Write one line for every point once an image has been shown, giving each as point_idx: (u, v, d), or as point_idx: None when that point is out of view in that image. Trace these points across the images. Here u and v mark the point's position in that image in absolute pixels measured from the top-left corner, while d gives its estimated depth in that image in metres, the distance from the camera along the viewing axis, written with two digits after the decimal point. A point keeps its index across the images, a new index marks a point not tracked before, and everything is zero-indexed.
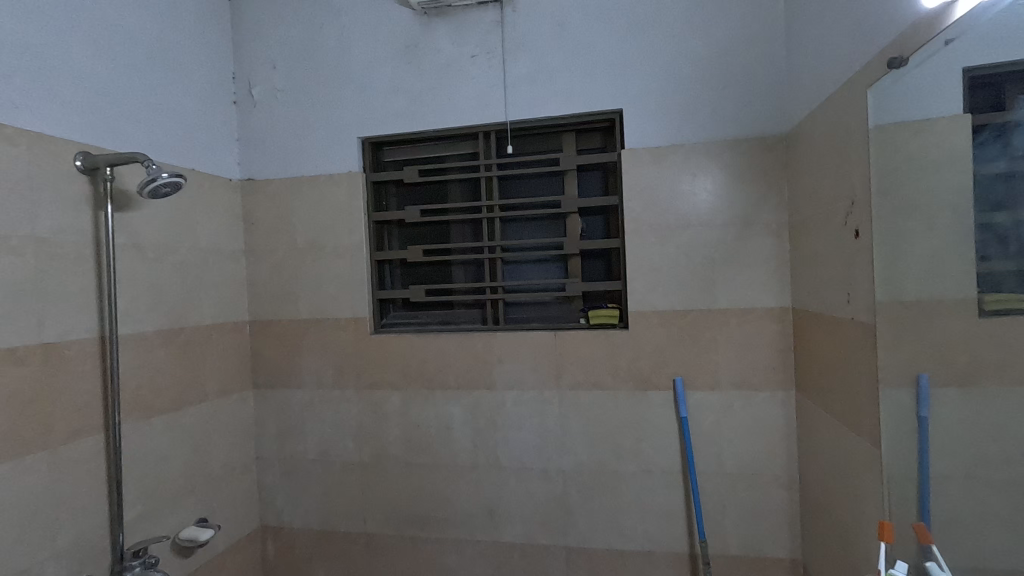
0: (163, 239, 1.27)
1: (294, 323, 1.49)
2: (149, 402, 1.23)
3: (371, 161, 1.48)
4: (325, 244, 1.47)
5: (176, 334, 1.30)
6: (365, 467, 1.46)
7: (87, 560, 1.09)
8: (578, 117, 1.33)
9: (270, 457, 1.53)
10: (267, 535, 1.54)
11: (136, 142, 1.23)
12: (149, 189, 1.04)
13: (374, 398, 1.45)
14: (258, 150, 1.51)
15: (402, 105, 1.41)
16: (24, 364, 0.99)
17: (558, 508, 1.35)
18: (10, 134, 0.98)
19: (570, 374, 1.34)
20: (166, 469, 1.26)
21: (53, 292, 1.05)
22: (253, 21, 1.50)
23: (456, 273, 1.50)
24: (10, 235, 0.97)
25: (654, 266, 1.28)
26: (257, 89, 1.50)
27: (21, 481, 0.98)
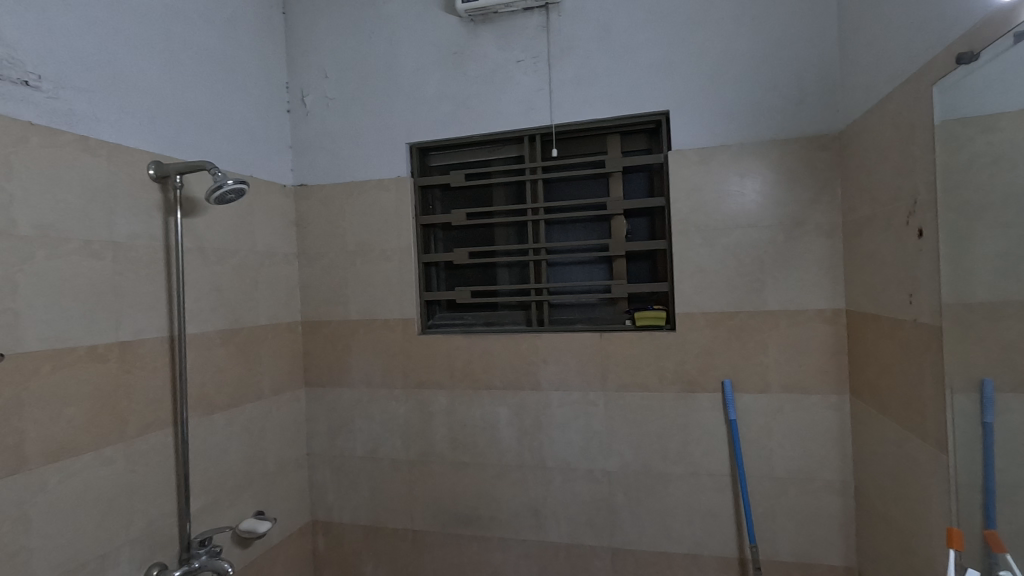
0: (224, 243, 1.33)
1: (344, 324, 1.54)
2: (211, 398, 1.29)
3: (418, 165, 1.51)
4: (374, 247, 1.51)
5: (235, 333, 1.36)
6: (412, 465, 1.49)
7: (158, 547, 1.15)
8: (623, 119, 1.34)
9: (321, 453, 1.58)
10: (318, 529, 1.59)
11: (200, 152, 1.29)
12: (216, 196, 1.10)
13: (421, 397, 1.48)
14: (310, 157, 1.57)
15: (449, 110, 1.44)
16: (103, 361, 1.06)
17: (604, 509, 1.36)
18: (92, 145, 1.05)
19: (616, 376, 1.34)
20: (227, 463, 1.32)
21: (128, 294, 1.11)
22: (305, 33, 1.56)
23: (500, 275, 1.52)
24: (92, 241, 1.04)
25: (701, 267, 1.28)
26: (309, 98, 1.56)
27: (101, 471, 1.04)
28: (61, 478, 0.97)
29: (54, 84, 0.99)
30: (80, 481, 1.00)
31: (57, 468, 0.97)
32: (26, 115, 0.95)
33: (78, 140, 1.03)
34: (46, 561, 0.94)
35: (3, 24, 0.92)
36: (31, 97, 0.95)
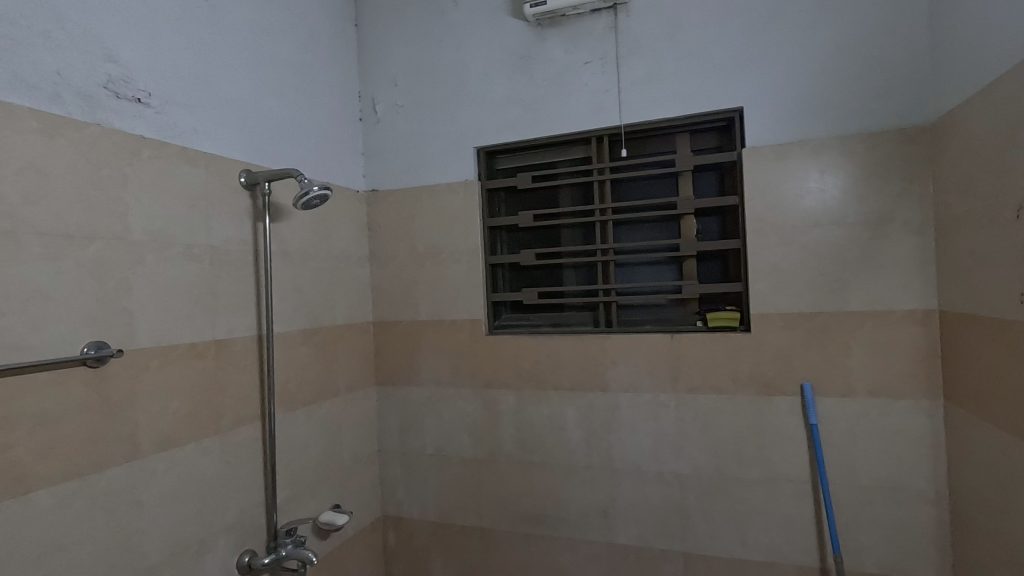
0: (305, 246, 1.40)
1: (414, 324, 1.58)
2: (294, 395, 1.35)
3: (485, 168, 1.54)
4: (443, 249, 1.54)
5: (315, 332, 1.42)
6: (480, 463, 1.52)
7: (249, 535, 1.21)
8: (694, 118, 1.32)
9: (391, 450, 1.62)
10: (388, 524, 1.63)
11: (284, 160, 1.36)
12: (302, 201, 1.15)
13: (489, 396, 1.50)
14: (381, 163, 1.62)
15: (517, 113, 1.46)
16: (202, 358, 1.13)
17: (675, 513, 1.34)
18: (193, 156, 1.13)
19: (687, 377, 1.32)
20: (308, 456, 1.38)
21: (224, 295, 1.19)
22: (376, 44, 1.62)
23: (567, 276, 1.52)
24: (192, 245, 1.12)
25: (778, 267, 1.24)
26: (381, 106, 1.61)
27: (200, 460, 1.12)
28: (167, 466, 1.05)
29: (161, 100, 1.08)
30: (182, 470, 1.08)
31: (164, 457, 1.05)
32: (138, 129, 1.03)
33: (181, 152, 1.11)
34: (156, 542, 1.02)
35: (119, 46, 1.00)
36: (142, 113, 1.04)
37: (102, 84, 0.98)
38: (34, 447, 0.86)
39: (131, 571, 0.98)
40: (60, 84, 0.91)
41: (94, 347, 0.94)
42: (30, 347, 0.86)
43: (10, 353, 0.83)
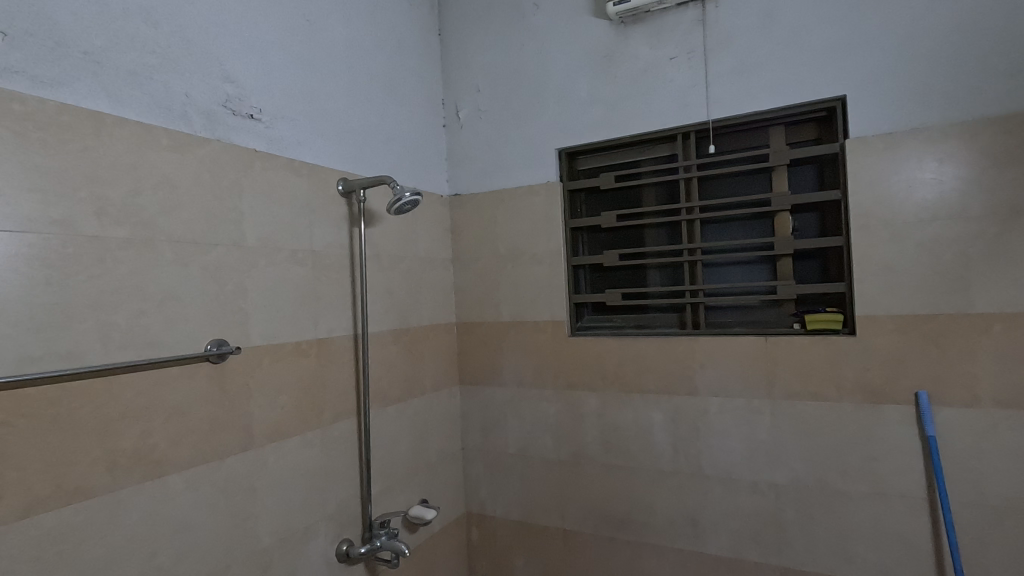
0: (395, 250, 1.46)
1: (497, 325, 1.61)
2: (386, 392, 1.41)
3: (567, 170, 1.54)
4: (525, 251, 1.56)
5: (404, 332, 1.48)
6: (563, 465, 1.51)
7: (347, 525, 1.28)
8: (790, 109, 1.26)
9: (475, 449, 1.66)
10: (472, 521, 1.67)
11: (376, 168, 1.43)
12: (396, 208, 1.21)
13: (572, 398, 1.50)
14: (464, 167, 1.66)
15: (599, 113, 1.46)
16: (306, 356, 1.21)
17: (771, 524, 1.27)
18: (297, 166, 1.21)
19: (784, 383, 1.26)
20: (398, 452, 1.44)
21: (324, 297, 1.26)
22: (460, 51, 1.66)
23: (651, 277, 1.49)
24: (297, 250, 1.20)
25: (888, 265, 1.15)
26: (464, 112, 1.66)
27: (304, 452, 1.19)
28: (277, 456, 1.13)
29: (270, 115, 1.16)
30: (289, 460, 1.15)
31: (273, 448, 1.12)
32: (252, 144, 1.12)
33: (288, 163, 1.19)
34: (268, 527, 1.10)
35: (236, 68, 1.09)
36: (254, 128, 1.12)
37: (222, 103, 1.07)
38: (167, 434, 0.95)
39: (246, 553, 1.05)
40: (187, 104, 1.01)
41: (217, 344, 1.02)
42: (165, 343, 0.95)
43: (149, 349, 0.93)
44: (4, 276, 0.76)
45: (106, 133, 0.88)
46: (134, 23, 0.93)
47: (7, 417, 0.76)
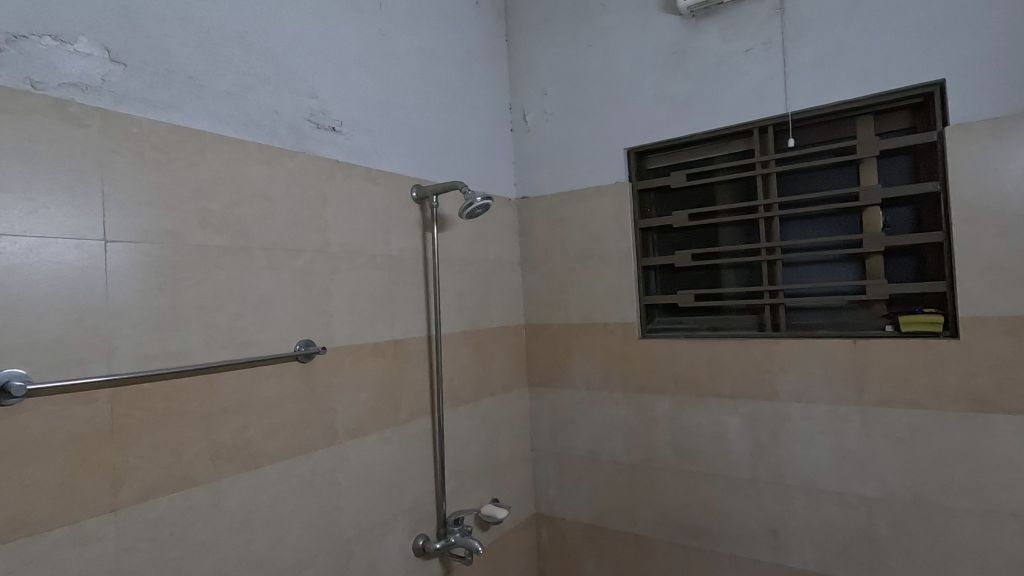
0: (465, 254, 1.49)
1: (565, 327, 1.61)
2: (458, 392, 1.44)
3: (636, 170, 1.52)
4: (593, 252, 1.55)
5: (474, 334, 1.51)
6: (634, 469, 1.49)
7: (422, 521, 1.32)
8: (880, 97, 1.18)
9: (544, 450, 1.66)
10: (541, 522, 1.67)
11: (447, 173, 1.47)
12: (467, 211, 1.23)
13: (643, 401, 1.47)
14: (531, 170, 1.67)
15: (669, 111, 1.43)
16: (383, 356, 1.26)
17: (862, 540, 1.20)
18: (374, 174, 1.26)
19: (875, 388, 1.18)
20: (469, 451, 1.47)
21: (400, 299, 1.31)
22: (526, 56, 1.68)
23: (726, 278, 1.44)
24: (374, 255, 1.25)
25: (996, 262, 1.06)
26: (531, 115, 1.67)
27: (383, 448, 1.24)
28: (358, 452, 1.18)
29: (350, 127, 1.22)
30: (369, 456, 1.21)
31: (355, 444, 1.18)
32: (334, 155, 1.18)
33: (366, 172, 1.24)
34: (350, 519, 1.15)
35: (320, 84, 1.16)
36: (336, 140, 1.19)
37: (307, 118, 1.13)
38: (262, 428, 1.02)
39: (331, 542, 1.11)
40: (276, 120, 1.08)
41: (304, 344, 1.09)
42: (259, 344, 1.02)
43: (246, 349, 1.00)
44: (125, 283, 0.85)
45: (207, 150, 0.96)
46: (231, 48, 1.01)
47: (127, 410, 0.84)
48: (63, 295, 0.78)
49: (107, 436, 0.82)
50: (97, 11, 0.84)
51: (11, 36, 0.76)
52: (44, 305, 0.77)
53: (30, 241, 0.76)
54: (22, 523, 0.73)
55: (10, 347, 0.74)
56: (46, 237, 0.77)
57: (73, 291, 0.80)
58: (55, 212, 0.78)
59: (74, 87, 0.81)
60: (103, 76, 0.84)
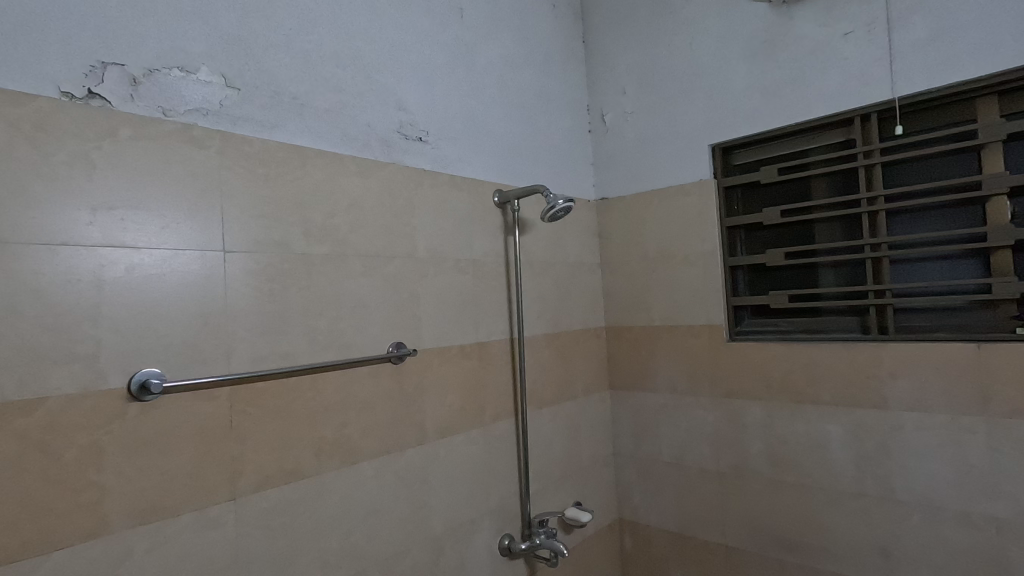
0: (545, 257, 1.50)
1: (647, 329, 1.57)
2: (540, 394, 1.45)
3: (722, 166, 1.46)
4: (677, 252, 1.51)
5: (555, 336, 1.51)
6: (723, 477, 1.43)
7: (507, 521, 1.34)
8: (1008, 74, 1.07)
9: (626, 455, 1.63)
10: (624, 528, 1.64)
11: (527, 177, 1.48)
12: (549, 215, 1.24)
13: (733, 407, 1.41)
14: (610, 171, 1.66)
15: (759, 103, 1.36)
16: (469, 358, 1.29)
17: (990, 565, 1.08)
18: (458, 181, 1.30)
19: (1004, 398, 1.06)
20: (552, 453, 1.47)
21: (484, 302, 1.34)
22: (604, 55, 1.66)
23: (824, 277, 1.35)
24: (459, 259, 1.28)
25: None
26: (609, 115, 1.65)
27: (469, 448, 1.27)
28: (446, 451, 1.22)
29: (436, 136, 1.26)
30: (457, 455, 1.24)
31: (444, 443, 1.22)
32: (421, 164, 1.23)
33: (450, 179, 1.28)
34: (440, 516, 1.19)
35: (408, 96, 1.21)
36: (423, 149, 1.23)
37: (396, 129, 1.19)
38: (359, 426, 1.07)
39: (423, 538, 1.15)
40: (369, 133, 1.13)
41: (396, 346, 1.14)
42: (356, 345, 1.08)
43: (345, 350, 1.06)
44: (241, 290, 0.93)
45: (309, 164, 1.03)
46: (329, 68, 1.08)
47: (243, 406, 0.92)
48: (190, 301, 0.87)
49: (228, 430, 0.90)
50: (216, 42, 0.93)
51: (146, 70, 0.85)
52: (175, 311, 0.85)
53: (163, 253, 0.84)
54: (159, 508, 0.82)
55: (148, 348, 0.82)
56: (177, 249, 0.86)
57: (199, 298, 0.88)
58: (183, 226, 0.87)
59: (197, 112, 0.90)
60: (221, 101, 0.93)
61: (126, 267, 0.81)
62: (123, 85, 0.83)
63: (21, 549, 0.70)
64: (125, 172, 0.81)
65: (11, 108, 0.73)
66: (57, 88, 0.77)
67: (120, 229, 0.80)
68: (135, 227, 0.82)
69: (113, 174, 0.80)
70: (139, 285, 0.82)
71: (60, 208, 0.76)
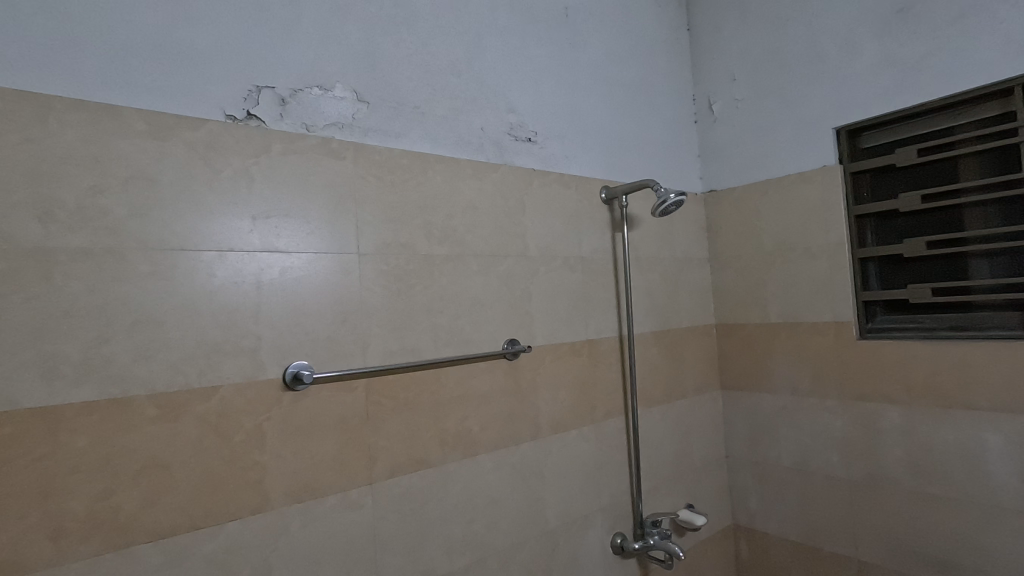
0: (653, 253, 1.47)
1: (764, 326, 1.50)
2: (650, 393, 1.43)
3: (849, 151, 1.35)
4: (796, 244, 1.42)
5: (664, 334, 1.48)
6: (854, 486, 1.33)
7: (619, 520, 1.33)
8: None
9: (741, 458, 1.56)
10: (740, 534, 1.58)
11: (634, 172, 1.46)
12: (660, 209, 1.21)
13: (865, 410, 1.31)
14: (720, 162, 1.59)
15: (893, 80, 1.25)
16: (579, 355, 1.29)
17: None
18: (566, 179, 1.31)
19: None
20: (662, 452, 1.44)
21: (593, 300, 1.34)
22: (711, 42, 1.60)
23: (975, 268, 1.21)
24: (569, 257, 1.29)
25: None
26: (718, 104, 1.59)
27: (582, 445, 1.28)
28: (560, 446, 1.23)
29: (544, 136, 1.28)
30: (569, 451, 1.25)
31: (557, 439, 1.23)
32: (531, 164, 1.25)
33: (559, 178, 1.30)
34: (554, 510, 1.21)
35: (517, 99, 1.24)
36: (532, 149, 1.25)
37: (508, 131, 1.22)
38: (479, 420, 1.11)
39: (539, 531, 1.17)
40: (483, 137, 1.17)
41: (511, 343, 1.17)
42: (475, 342, 1.12)
43: (465, 347, 1.10)
44: (374, 289, 0.99)
45: (430, 169, 1.08)
46: (446, 76, 1.13)
47: (378, 398, 0.98)
48: (332, 300, 0.94)
49: (365, 419, 0.97)
50: (348, 61, 1.00)
51: (293, 91, 0.94)
52: (320, 309, 0.93)
53: (309, 257, 0.93)
54: (310, 489, 0.90)
55: (299, 343, 0.91)
56: (320, 252, 0.94)
57: (339, 297, 0.95)
58: (325, 231, 0.95)
59: (335, 126, 0.98)
60: (354, 115, 1.00)
61: (281, 270, 0.90)
62: (275, 106, 0.92)
63: (203, 518, 0.80)
64: (278, 185, 0.90)
65: (189, 132, 0.83)
66: (223, 112, 0.87)
67: (275, 236, 0.90)
68: (286, 233, 0.91)
69: (269, 186, 0.90)
70: (291, 286, 0.91)
71: (227, 218, 0.85)
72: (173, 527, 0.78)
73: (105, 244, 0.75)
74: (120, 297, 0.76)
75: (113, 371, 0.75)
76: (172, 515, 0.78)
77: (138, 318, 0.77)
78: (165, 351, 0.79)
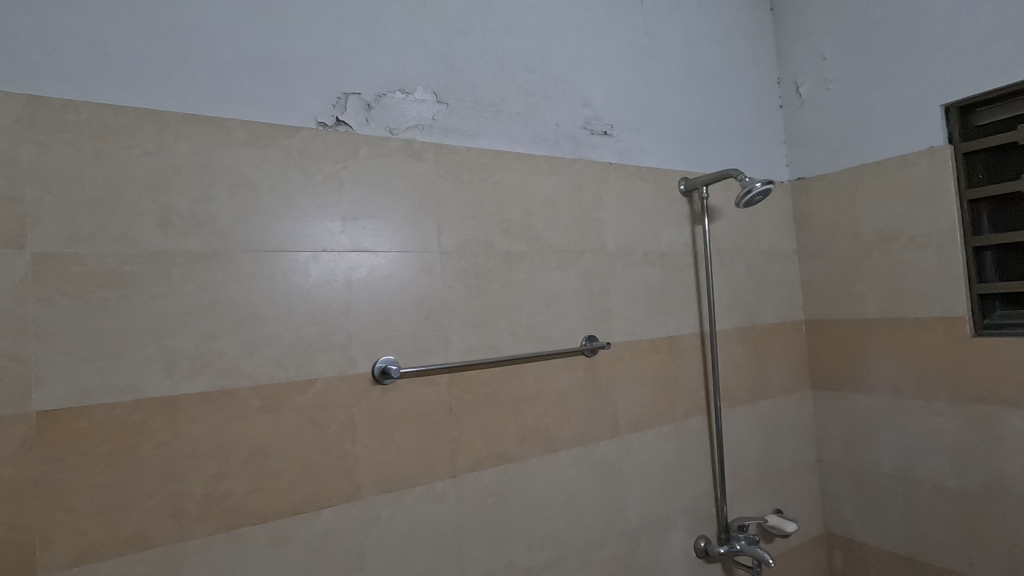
0: (736, 245, 1.41)
1: (860, 322, 1.39)
2: (734, 391, 1.37)
3: (960, 129, 1.23)
4: (897, 232, 1.31)
5: (749, 330, 1.41)
6: (967, 496, 1.21)
7: (701, 523, 1.28)
8: None
9: (835, 462, 1.47)
10: (834, 543, 1.48)
11: (714, 162, 1.41)
12: (744, 200, 1.15)
13: (981, 414, 1.19)
14: (808, 148, 1.50)
15: (1013, 47, 1.12)
16: (659, 352, 1.26)
17: None
18: (643, 172, 1.28)
19: None
20: (748, 454, 1.38)
21: (673, 295, 1.30)
22: (797, 21, 1.51)
23: None
24: (647, 252, 1.26)
25: None
26: (805, 86, 1.50)
27: (662, 444, 1.24)
28: (639, 445, 1.21)
29: (620, 128, 1.26)
30: (649, 450, 1.22)
31: (637, 438, 1.21)
32: (607, 157, 1.23)
33: (636, 171, 1.27)
34: (635, 510, 1.18)
35: (592, 91, 1.22)
36: (608, 143, 1.23)
37: (583, 125, 1.20)
38: (557, 416, 1.11)
39: (619, 530, 1.16)
40: (558, 132, 1.17)
41: (589, 339, 1.15)
42: (553, 338, 1.12)
43: (543, 343, 1.10)
44: (455, 286, 1.01)
45: (507, 166, 1.09)
46: (521, 72, 1.13)
47: (459, 392, 1.00)
48: (416, 297, 0.97)
49: (448, 413, 0.99)
50: (427, 64, 1.03)
51: (377, 96, 0.97)
52: (405, 306, 0.96)
53: (394, 256, 0.96)
54: (397, 479, 0.93)
55: (386, 339, 0.94)
56: (405, 251, 0.97)
57: (422, 294, 0.98)
58: (408, 230, 0.98)
59: (416, 128, 1.00)
60: (434, 116, 1.03)
61: (368, 268, 0.93)
62: (361, 111, 0.95)
63: (302, 503, 0.85)
64: (364, 187, 0.94)
65: (285, 140, 0.88)
66: (314, 120, 0.91)
67: (363, 236, 0.93)
68: (373, 233, 0.94)
69: (356, 189, 0.93)
70: (378, 284, 0.94)
71: (319, 220, 0.90)
72: (276, 512, 0.83)
73: (214, 248, 0.82)
74: (227, 296, 0.82)
75: (223, 365, 0.81)
76: (275, 499, 0.83)
77: (243, 316, 0.83)
78: (267, 347, 0.85)
